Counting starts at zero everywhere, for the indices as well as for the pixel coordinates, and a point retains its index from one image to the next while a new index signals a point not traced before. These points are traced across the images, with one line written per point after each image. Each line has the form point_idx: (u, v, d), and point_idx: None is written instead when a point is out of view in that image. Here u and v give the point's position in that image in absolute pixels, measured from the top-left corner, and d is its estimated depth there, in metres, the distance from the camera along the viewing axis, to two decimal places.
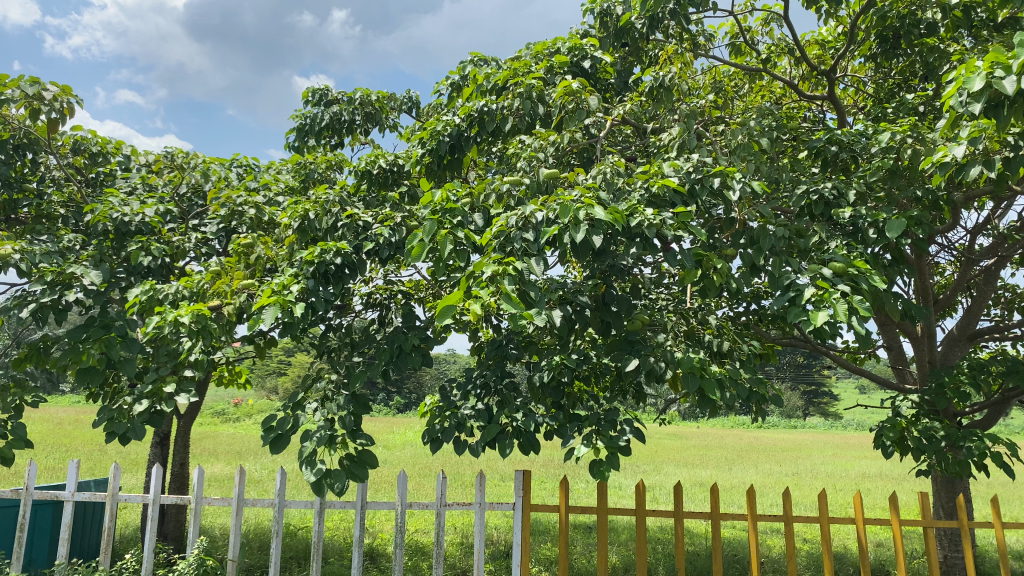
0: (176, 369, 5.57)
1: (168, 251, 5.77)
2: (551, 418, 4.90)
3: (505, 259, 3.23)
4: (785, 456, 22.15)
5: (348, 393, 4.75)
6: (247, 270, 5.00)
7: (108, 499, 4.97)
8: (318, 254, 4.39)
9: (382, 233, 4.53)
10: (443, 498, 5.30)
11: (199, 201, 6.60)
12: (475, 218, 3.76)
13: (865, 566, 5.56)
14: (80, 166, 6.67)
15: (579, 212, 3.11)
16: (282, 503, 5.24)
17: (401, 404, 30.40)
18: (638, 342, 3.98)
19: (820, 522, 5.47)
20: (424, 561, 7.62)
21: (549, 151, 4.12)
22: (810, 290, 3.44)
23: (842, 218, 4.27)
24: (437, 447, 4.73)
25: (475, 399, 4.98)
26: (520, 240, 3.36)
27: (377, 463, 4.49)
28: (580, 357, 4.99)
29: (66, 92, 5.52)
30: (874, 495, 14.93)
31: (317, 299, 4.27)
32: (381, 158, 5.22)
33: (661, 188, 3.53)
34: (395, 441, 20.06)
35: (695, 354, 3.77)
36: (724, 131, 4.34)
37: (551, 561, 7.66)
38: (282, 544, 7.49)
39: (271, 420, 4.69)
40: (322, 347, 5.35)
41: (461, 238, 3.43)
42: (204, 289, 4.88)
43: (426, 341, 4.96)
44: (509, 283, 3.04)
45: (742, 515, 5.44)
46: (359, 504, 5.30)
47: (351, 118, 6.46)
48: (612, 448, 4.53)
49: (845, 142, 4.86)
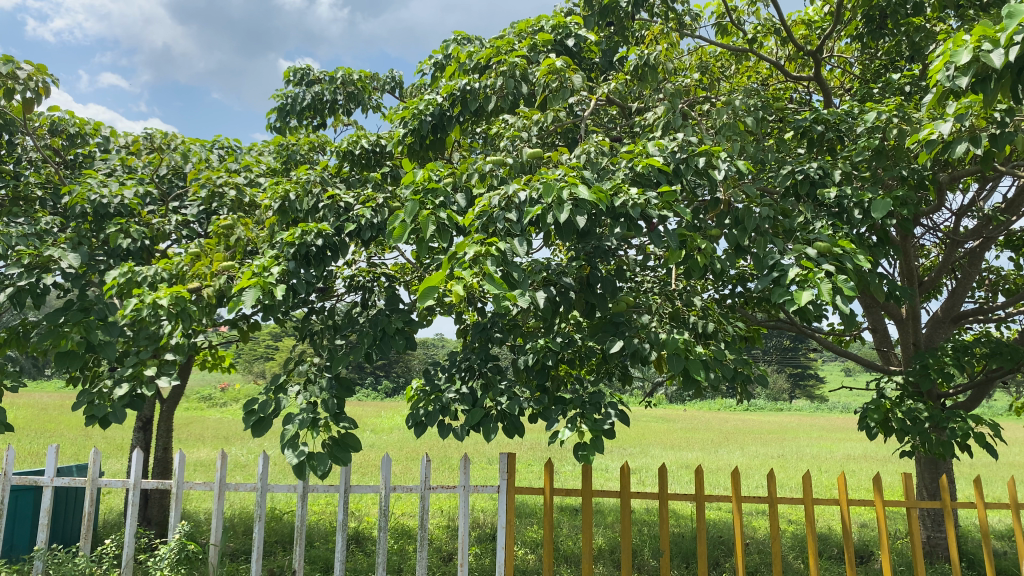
0: (158, 354, 5.51)
1: (148, 234, 5.69)
2: (535, 401, 4.88)
3: (487, 240, 3.19)
4: (771, 438, 22.32)
5: (331, 375, 4.73)
6: (228, 252, 4.91)
7: (88, 484, 4.91)
8: (299, 236, 4.35)
9: (364, 214, 4.46)
10: (428, 481, 5.26)
11: (179, 183, 6.51)
12: (458, 199, 3.71)
13: (849, 547, 5.58)
14: (58, 148, 6.58)
15: (563, 192, 3.07)
16: (264, 488, 5.19)
17: (389, 388, 30.36)
18: (623, 324, 3.96)
19: (805, 504, 5.47)
20: (410, 545, 7.63)
21: (533, 131, 4.06)
22: (795, 270, 3.46)
23: (827, 199, 4.27)
24: (421, 430, 4.71)
25: (459, 382, 4.95)
26: (504, 220, 3.30)
27: (360, 446, 4.48)
28: (565, 340, 4.96)
29: (41, 71, 5.42)
30: (859, 478, 15.05)
31: (299, 281, 4.24)
32: (364, 138, 5.15)
33: (646, 167, 3.47)
34: (382, 425, 20.03)
35: (679, 335, 3.77)
36: (709, 111, 4.30)
37: (536, 543, 7.69)
38: (267, 529, 7.46)
39: (252, 402, 4.65)
40: (303, 330, 5.28)
41: (443, 219, 3.39)
42: (183, 272, 4.80)
43: (409, 324, 4.92)
44: (492, 266, 3.02)
45: (728, 498, 5.42)
46: (343, 488, 5.25)
47: (333, 99, 6.37)
48: (596, 431, 4.52)
49: (830, 123, 4.84)
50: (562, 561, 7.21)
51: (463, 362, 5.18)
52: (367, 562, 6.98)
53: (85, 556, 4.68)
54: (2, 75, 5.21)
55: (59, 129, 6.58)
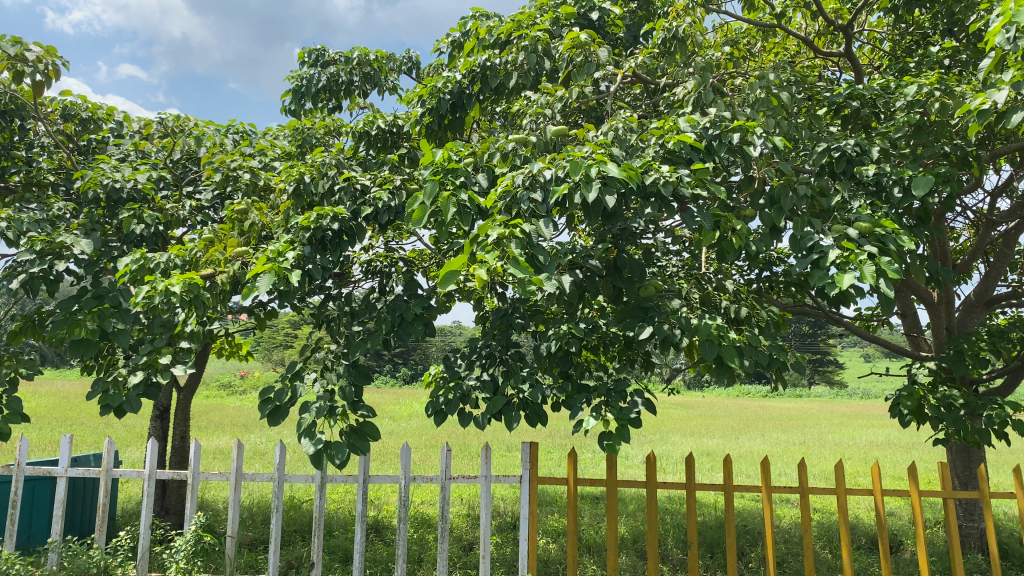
0: (172, 342, 5.41)
1: (162, 219, 5.58)
2: (559, 389, 4.73)
3: (511, 222, 3.04)
4: (792, 424, 22.10)
5: (348, 363, 4.60)
6: (242, 237, 4.76)
7: (103, 475, 4.82)
8: (314, 220, 4.22)
9: (381, 197, 4.31)
10: (448, 471, 5.12)
11: (193, 168, 6.40)
12: (479, 178, 3.54)
13: (882, 538, 5.40)
14: (71, 133, 6.49)
15: (591, 169, 2.92)
16: (281, 478, 5.07)
17: (406, 375, 30.33)
18: (651, 309, 3.80)
19: (837, 494, 5.29)
20: (430, 534, 7.52)
21: (556, 107, 3.88)
22: (835, 252, 3.29)
23: (865, 176, 4.07)
24: (441, 419, 4.57)
25: (480, 369, 4.80)
26: (528, 200, 3.14)
27: (379, 436, 4.36)
28: (590, 325, 4.80)
29: (50, 53, 5.30)
30: (884, 465, 14.81)
31: (315, 266, 4.12)
32: (380, 118, 4.99)
33: (678, 144, 3.30)
34: (400, 412, 19.96)
35: (711, 321, 3.61)
36: (742, 85, 4.11)
37: (557, 532, 7.56)
38: (285, 518, 7.38)
39: (269, 390, 4.53)
40: (320, 316, 5.14)
41: (465, 201, 3.28)
42: (197, 257, 4.67)
43: (428, 310, 4.79)
44: (516, 248, 2.87)
45: (757, 488, 5.25)
46: (362, 478, 5.13)
47: (348, 79, 6.21)
48: (622, 419, 4.36)
49: (866, 98, 4.63)
50: (584, 551, 7.08)
51: (483, 348, 5.03)
52: (387, 551, 6.88)
53: (100, 549, 4.59)
54: (10, 57, 5.09)
55: (71, 114, 6.47)
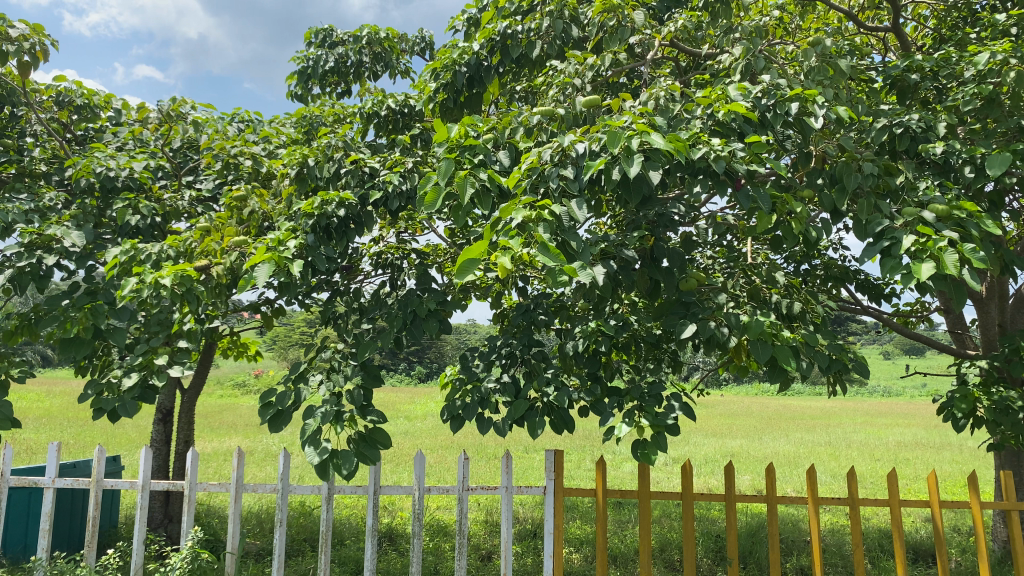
0: (170, 342, 5.04)
1: (159, 210, 5.21)
2: (586, 392, 4.31)
3: (538, 203, 2.65)
4: (815, 423, 21.59)
5: (357, 364, 4.22)
6: (241, 227, 4.37)
7: (92, 486, 4.46)
8: (318, 206, 3.85)
9: (391, 181, 3.91)
10: (465, 481, 4.72)
11: (193, 156, 6.03)
12: (501, 156, 3.13)
13: (939, 554, 4.94)
14: (66, 121, 6.14)
15: (633, 141, 2.51)
16: (285, 490, 4.68)
17: (422, 374, 29.97)
18: (694, 305, 3.38)
19: (890, 505, 4.84)
20: (446, 543, 7.13)
21: (587, 76, 3.44)
22: (910, 237, 2.84)
23: (933, 155, 3.62)
24: (458, 425, 4.16)
25: (500, 371, 4.40)
26: (557, 178, 2.72)
27: (390, 445, 3.97)
28: (620, 323, 4.39)
29: (37, 32, 4.93)
30: (916, 466, 14.28)
31: (318, 257, 3.74)
32: (391, 97, 4.57)
33: (729, 114, 2.88)
34: (416, 411, 19.58)
35: (764, 317, 3.20)
36: (794, 53, 3.68)
37: (580, 541, 7.16)
38: (294, 526, 7.03)
39: (269, 394, 4.11)
40: (327, 313, 4.76)
41: (484, 180, 2.87)
42: (192, 249, 4.29)
43: (443, 306, 4.39)
44: (545, 233, 2.48)
45: (802, 500, 4.83)
46: (373, 489, 4.73)
47: (358, 60, 5.82)
48: (658, 426, 3.94)
49: (927, 69, 4.18)
50: (610, 562, 6.67)
51: (503, 347, 4.63)
52: (401, 562, 6.50)
53: (87, 567, 4.23)
54: None
55: (66, 101, 6.11)
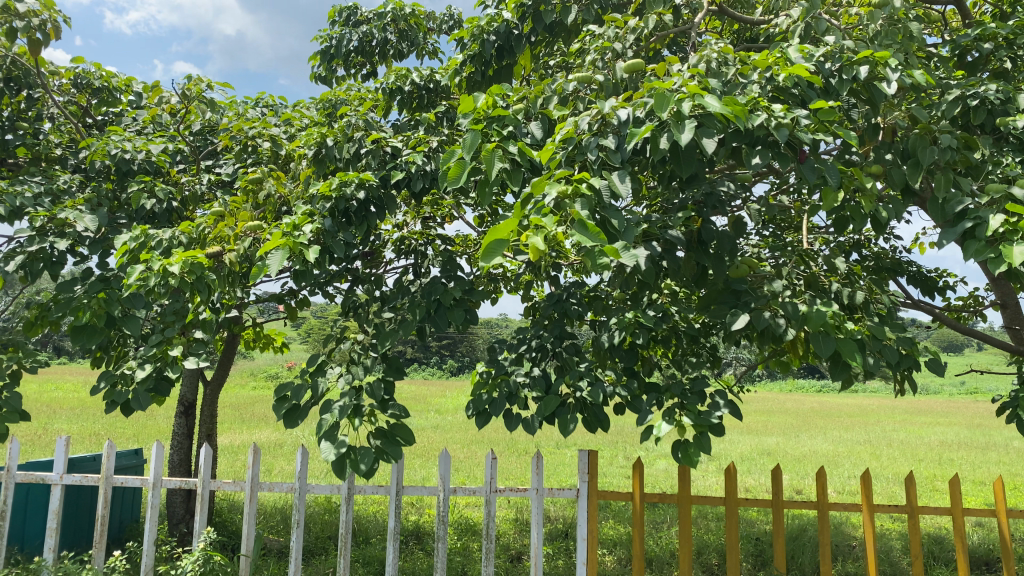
0: (186, 332, 4.83)
1: (176, 194, 4.99)
2: (623, 388, 4.01)
3: (574, 177, 2.35)
4: (854, 421, 21.02)
5: (377, 355, 3.96)
6: (257, 211, 4.13)
7: (102, 482, 4.27)
8: (336, 188, 3.59)
9: (414, 160, 3.63)
10: (492, 483, 4.43)
11: (213, 140, 5.81)
12: (533, 127, 2.84)
13: (1006, 567, 4.55)
14: (85, 104, 5.95)
15: (684, 104, 2.21)
16: (302, 489, 4.42)
17: (453, 367, 29.79)
18: (746, 293, 3.07)
19: (951, 513, 4.46)
20: (473, 542, 6.87)
21: (629, 41, 3.12)
22: (998, 217, 2.47)
23: (1014, 129, 3.24)
24: (484, 422, 3.85)
25: (530, 364, 4.10)
26: (596, 148, 2.42)
27: (413, 442, 3.70)
28: (661, 314, 4.06)
29: (49, 8, 4.74)
30: (962, 467, 13.74)
31: (336, 241, 3.48)
32: (414, 73, 4.28)
33: (790, 78, 2.56)
34: (446, 405, 19.37)
35: (825, 307, 2.89)
36: (856, 16, 3.32)
37: (613, 542, 6.85)
38: (317, 524, 6.81)
39: (285, 388, 3.86)
40: (347, 303, 4.50)
41: (513, 152, 2.59)
42: (205, 234, 4.06)
43: (470, 295, 4.11)
44: (582, 210, 2.19)
45: (856, 506, 4.47)
46: (395, 490, 4.47)
47: (383, 38, 5.56)
48: (701, 426, 3.61)
49: (1001, 38, 3.80)
50: (645, 566, 6.36)
51: (533, 339, 4.33)
52: (427, 562, 6.25)
53: (96, 568, 4.03)
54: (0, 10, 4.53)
55: (84, 83, 5.93)
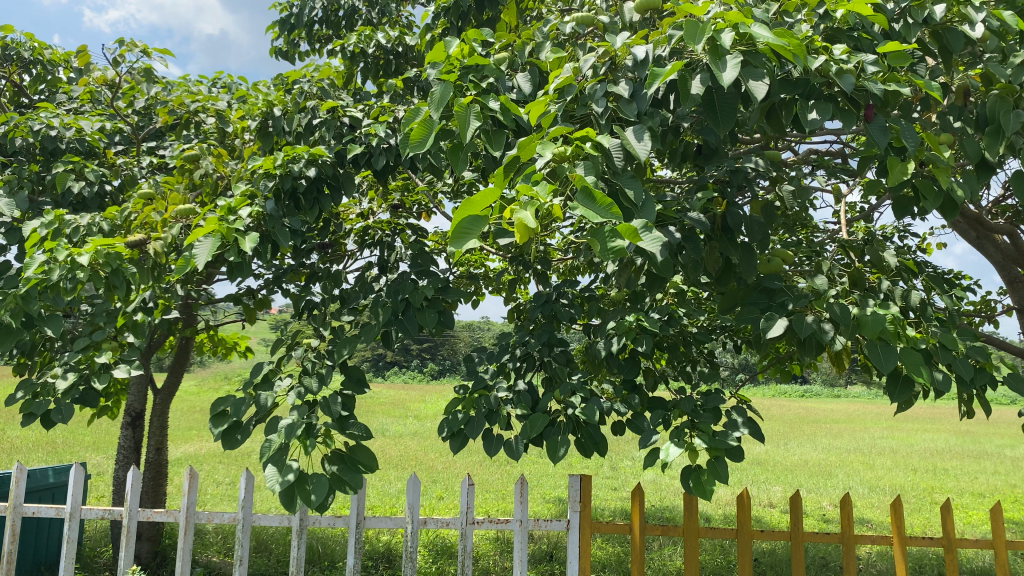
0: (118, 336, 4.19)
1: (109, 177, 4.36)
2: (624, 404, 3.43)
3: (574, 134, 1.77)
4: (842, 428, 20.58)
5: (334, 364, 3.35)
6: (193, 193, 3.51)
7: (9, 513, 3.64)
8: (282, 163, 2.98)
9: (376, 131, 3.03)
10: (468, 512, 3.84)
11: (159, 120, 5.17)
12: (519, 81, 2.25)
13: None
14: (15, 79, 5.29)
15: (724, 33, 1.63)
16: (247, 521, 3.76)
17: (434, 371, 29.13)
18: (780, 293, 2.51)
19: (991, 545, 3.92)
20: (451, 566, 6.27)
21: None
22: None
23: None
24: (461, 445, 3.24)
25: (514, 377, 3.52)
26: (604, 97, 1.83)
27: (375, 466, 3.07)
28: (666, 317, 3.48)
29: None
30: (958, 477, 13.28)
31: (279, 228, 2.88)
32: (379, 33, 3.73)
33: (850, 13, 1.99)
34: (425, 411, 18.72)
35: (883, 311, 2.32)
36: None
37: (602, 564, 6.26)
38: (278, 545, 6.18)
39: (224, 403, 3.24)
40: (301, 304, 3.89)
41: (494, 109, 2.01)
42: (130, 220, 3.44)
43: (443, 293, 3.52)
44: (587, 175, 1.61)
45: (885, 539, 3.92)
46: (355, 520, 3.87)
47: (349, 5, 4.96)
48: (717, 450, 3.00)
49: None
50: None
51: (518, 347, 3.74)
52: None
53: None
54: None
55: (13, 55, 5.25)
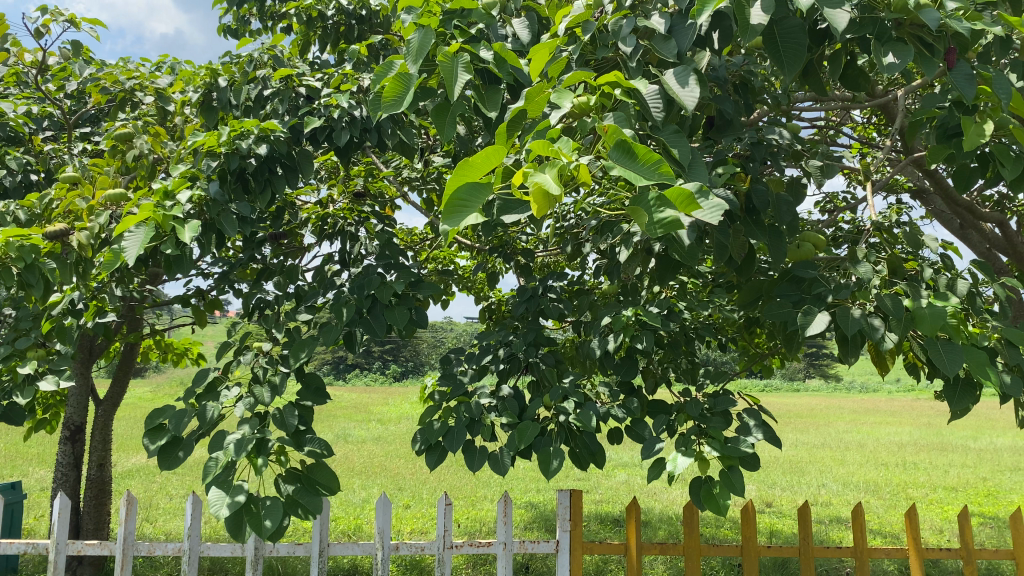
0: (46, 343, 3.71)
1: (34, 164, 3.88)
2: (620, 410, 3.06)
3: (598, 83, 1.38)
4: (808, 423, 20.53)
5: (291, 371, 2.93)
6: (126, 177, 3.06)
7: None
8: (227, 139, 2.56)
9: (337, 101, 2.63)
10: (445, 534, 3.47)
11: (94, 102, 4.69)
12: (515, 28, 1.86)
13: None
14: None
15: None
16: (194, 550, 3.32)
17: (397, 373, 28.60)
18: (815, 282, 2.15)
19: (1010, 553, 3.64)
20: None
21: None
22: None
23: None
24: (437, 460, 2.84)
25: (496, 381, 3.13)
26: (633, 35, 1.46)
27: (337, 488, 2.64)
28: (666, 312, 3.12)
29: None
30: (929, 471, 13.18)
31: (222, 213, 2.45)
32: None
33: None
34: (389, 414, 18.23)
35: (943, 302, 1.97)
36: None
37: None
38: (234, 566, 5.70)
39: (162, 415, 2.78)
40: (254, 303, 3.46)
41: (488, 57, 1.62)
42: (51, 208, 2.98)
43: (415, 288, 3.12)
44: (625, 129, 1.22)
45: (899, 550, 3.61)
46: (319, 547, 3.48)
47: None
48: (730, 459, 2.64)
49: None
50: None
51: (499, 348, 3.36)
52: None
53: None
54: None
55: None
